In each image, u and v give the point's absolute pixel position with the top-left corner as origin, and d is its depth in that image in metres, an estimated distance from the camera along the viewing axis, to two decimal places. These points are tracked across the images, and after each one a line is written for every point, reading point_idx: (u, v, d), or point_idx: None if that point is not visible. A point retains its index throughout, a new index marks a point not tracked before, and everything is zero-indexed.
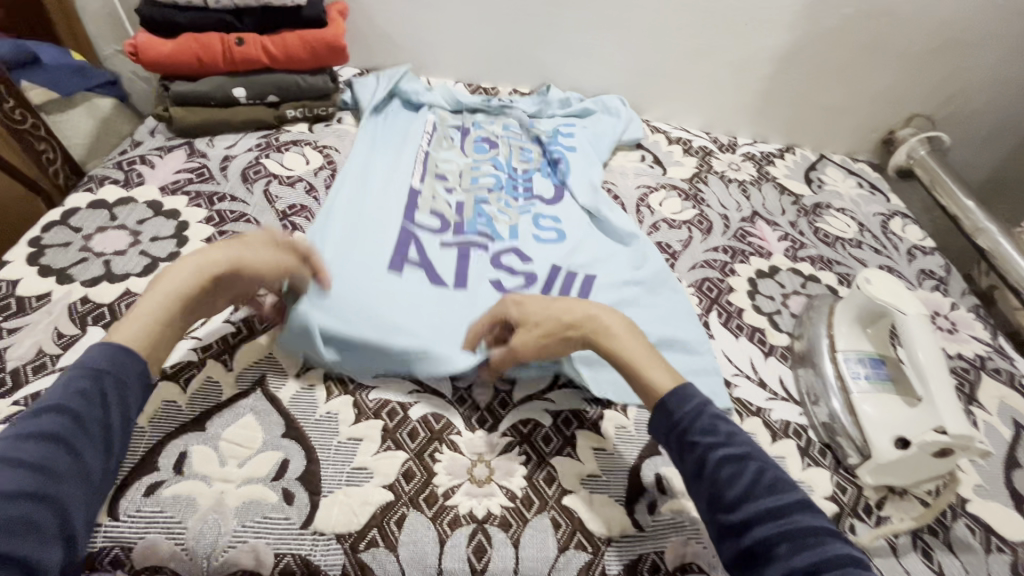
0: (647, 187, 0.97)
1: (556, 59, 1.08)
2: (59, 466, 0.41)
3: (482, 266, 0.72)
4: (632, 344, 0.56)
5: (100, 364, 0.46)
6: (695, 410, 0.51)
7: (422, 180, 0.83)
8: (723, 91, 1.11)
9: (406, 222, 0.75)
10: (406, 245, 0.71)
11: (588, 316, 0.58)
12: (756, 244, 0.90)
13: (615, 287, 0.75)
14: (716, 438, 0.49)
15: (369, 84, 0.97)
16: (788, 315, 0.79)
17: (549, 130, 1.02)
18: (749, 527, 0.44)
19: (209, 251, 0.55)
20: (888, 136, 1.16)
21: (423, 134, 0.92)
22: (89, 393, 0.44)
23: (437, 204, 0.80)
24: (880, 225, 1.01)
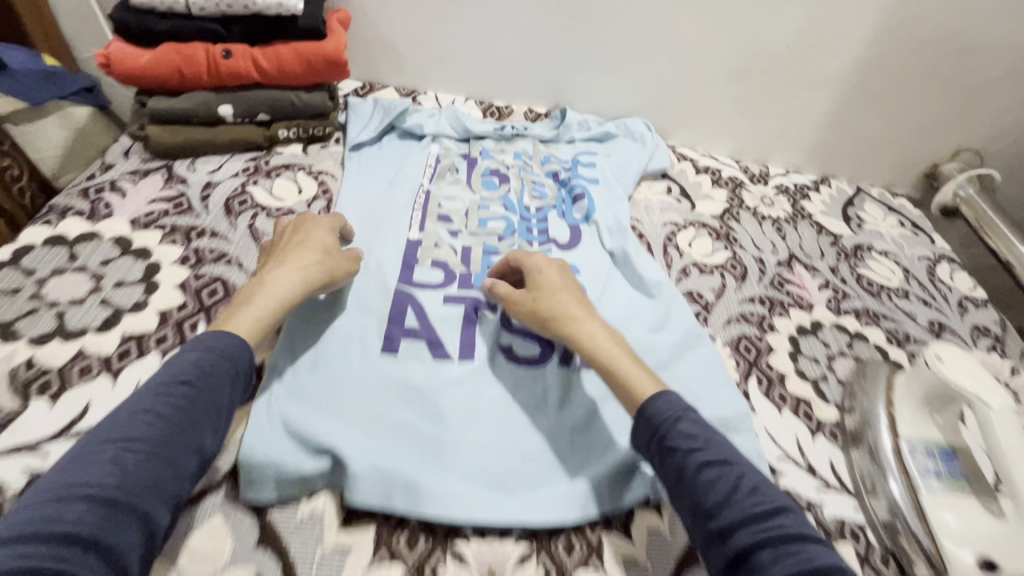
0: (675, 225, 0.88)
1: (577, 77, 0.99)
2: (185, 429, 0.43)
3: (488, 331, 0.66)
4: (612, 349, 0.56)
5: (217, 350, 0.48)
6: (673, 415, 0.49)
7: (423, 230, 0.76)
8: (758, 117, 1.02)
9: (403, 283, 0.68)
10: (404, 308, 0.65)
11: (567, 315, 0.59)
12: (795, 294, 0.81)
13: (642, 351, 0.67)
14: (697, 444, 0.47)
15: (366, 110, 0.89)
16: (834, 382, 0.70)
17: (567, 160, 0.93)
18: (733, 534, 0.42)
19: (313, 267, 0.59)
20: (932, 170, 1.07)
21: (424, 172, 0.85)
22: (211, 371, 0.46)
23: (439, 254, 0.73)
24: (927, 271, 0.92)
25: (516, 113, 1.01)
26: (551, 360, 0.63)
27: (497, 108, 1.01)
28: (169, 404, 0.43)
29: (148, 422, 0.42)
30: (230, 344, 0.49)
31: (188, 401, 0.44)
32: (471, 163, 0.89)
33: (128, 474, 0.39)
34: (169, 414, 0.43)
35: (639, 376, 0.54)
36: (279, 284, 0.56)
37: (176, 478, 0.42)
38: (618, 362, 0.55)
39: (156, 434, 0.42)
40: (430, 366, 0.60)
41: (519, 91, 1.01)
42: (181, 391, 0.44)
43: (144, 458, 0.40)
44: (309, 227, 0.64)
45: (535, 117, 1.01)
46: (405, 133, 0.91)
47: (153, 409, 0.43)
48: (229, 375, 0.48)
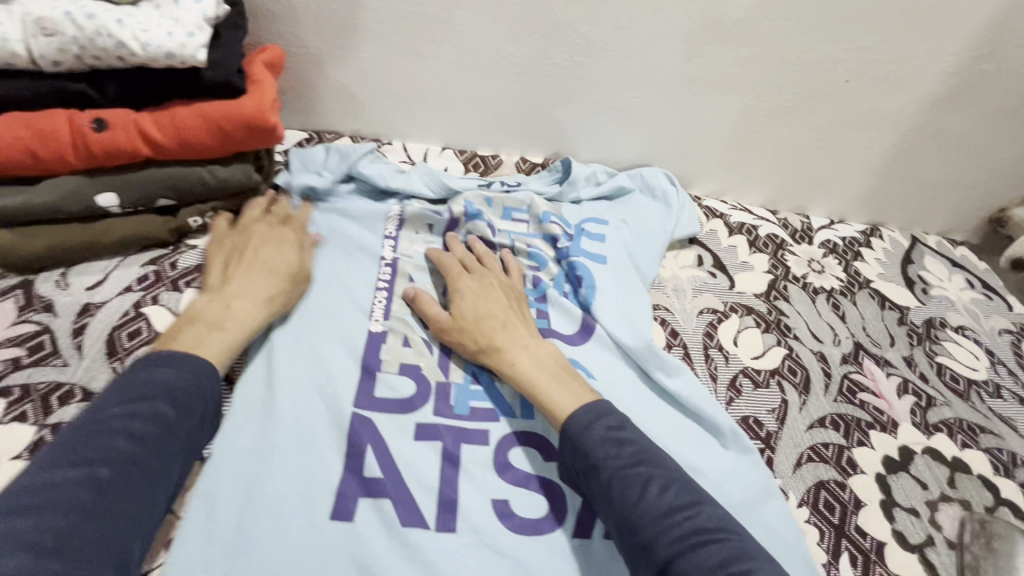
0: (715, 312, 0.70)
1: (580, 120, 0.79)
2: (162, 454, 0.41)
3: (474, 483, 0.49)
4: (535, 370, 0.53)
5: (180, 381, 0.44)
6: (592, 424, 0.47)
7: (386, 321, 0.59)
8: (798, 161, 0.84)
9: (359, 407, 0.52)
10: (361, 446, 0.49)
11: (491, 345, 0.55)
12: (872, 406, 0.64)
13: None
14: (612, 455, 0.45)
15: (319, 157, 0.71)
16: (944, 547, 0.53)
17: (571, 224, 0.72)
18: (656, 543, 0.41)
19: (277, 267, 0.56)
20: (998, 215, 0.90)
21: (383, 243, 0.66)
22: (177, 390, 0.44)
23: (409, 357, 0.56)
24: (1012, 350, 0.76)
25: (507, 164, 0.82)
26: (562, 526, 0.48)
27: (482, 158, 0.82)
28: (138, 426, 0.40)
29: (116, 446, 0.39)
30: (196, 369, 0.46)
31: (161, 424, 0.41)
32: (452, 225, 0.69)
33: (101, 499, 0.36)
34: (139, 437, 0.40)
35: (560, 394, 0.51)
36: (239, 314, 0.51)
37: (149, 507, 0.39)
38: (537, 387, 0.51)
39: (129, 458, 0.39)
40: (399, 548, 0.45)
41: (510, 137, 0.82)
42: (151, 411, 0.41)
43: (119, 486, 0.38)
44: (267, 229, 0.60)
45: (531, 168, 0.81)
46: (365, 187, 0.71)
47: (121, 432, 0.40)
48: (199, 399, 0.45)
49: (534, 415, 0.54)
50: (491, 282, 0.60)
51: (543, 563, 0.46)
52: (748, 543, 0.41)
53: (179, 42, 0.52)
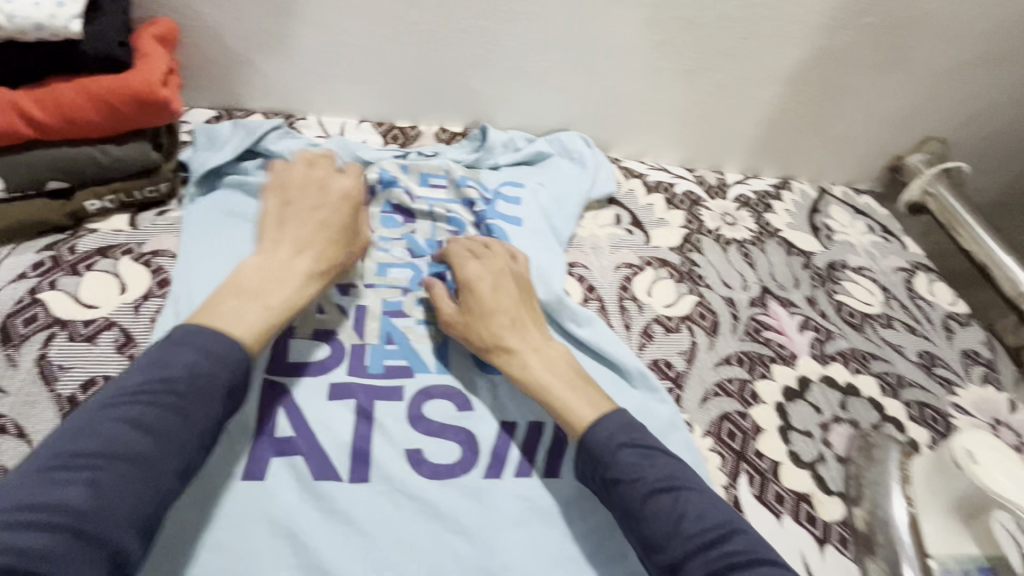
0: (631, 267, 0.73)
1: (495, 87, 0.80)
2: (170, 450, 0.40)
3: (387, 437, 0.51)
4: (545, 374, 0.53)
5: (202, 364, 0.43)
6: (614, 440, 0.48)
7: None
8: (708, 120, 0.87)
9: (270, 372, 0.52)
10: (272, 411, 0.50)
11: (499, 344, 0.54)
12: (775, 343, 0.69)
13: None
14: (642, 472, 0.46)
15: (225, 133, 0.70)
16: (834, 462, 0.58)
17: (488, 188, 0.73)
18: (685, 566, 0.42)
19: (317, 236, 0.55)
20: (896, 163, 0.96)
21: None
22: (196, 377, 0.42)
23: (323, 322, 0.57)
24: (905, 286, 0.82)
25: (426, 135, 0.82)
26: (474, 468, 0.50)
27: (401, 129, 0.82)
28: (151, 418, 0.40)
29: (126, 438, 0.39)
30: (222, 350, 0.44)
31: (175, 415, 0.41)
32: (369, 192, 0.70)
33: (99, 497, 0.37)
34: (149, 430, 0.39)
35: (576, 402, 0.51)
36: (284, 289, 0.50)
37: (151, 500, 0.39)
38: (551, 393, 0.51)
39: (136, 452, 0.39)
40: (313, 499, 0.47)
41: (427, 108, 0.82)
42: (164, 402, 0.41)
43: (121, 481, 0.38)
44: (322, 189, 0.58)
45: (450, 138, 0.82)
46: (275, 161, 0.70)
47: (135, 420, 0.39)
48: (225, 388, 0.43)
49: (449, 370, 0.56)
50: (504, 272, 0.59)
51: (455, 504, 0.48)
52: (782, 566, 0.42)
53: (49, 12, 0.50)
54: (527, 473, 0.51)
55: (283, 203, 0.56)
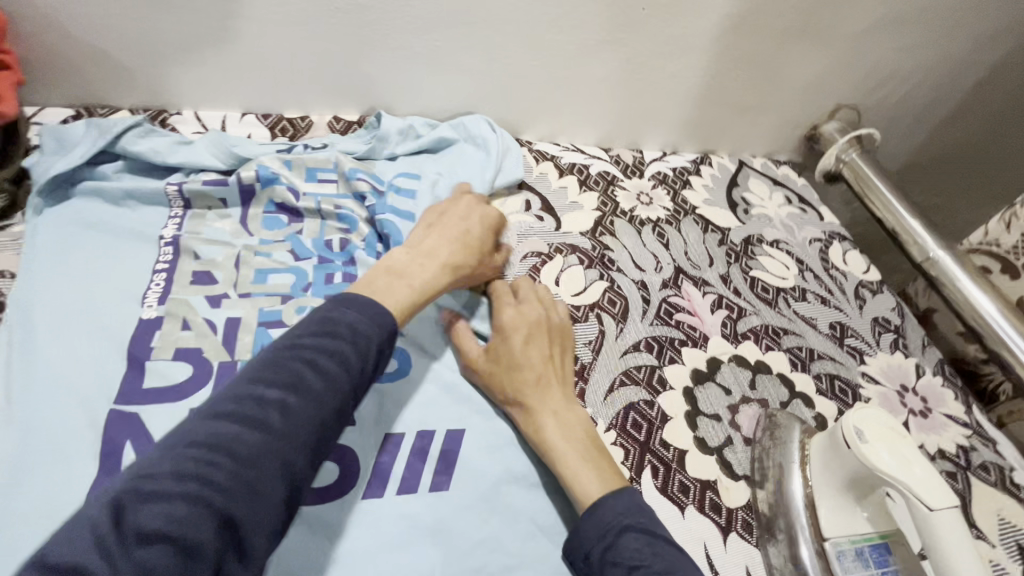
0: (539, 256, 0.70)
1: (387, 70, 0.74)
2: (337, 392, 0.40)
3: None
4: (566, 445, 0.50)
5: (362, 326, 0.44)
6: (621, 523, 0.44)
7: (162, 305, 0.54)
8: (621, 97, 0.84)
9: (121, 402, 0.47)
10: (120, 445, 0.45)
11: (517, 398, 0.52)
12: (686, 325, 0.67)
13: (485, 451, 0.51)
14: (642, 560, 0.41)
15: (77, 134, 0.62)
16: (741, 445, 0.57)
17: (383, 181, 0.69)
18: None
19: (463, 246, 0.58)
20: (812, 132, 0.96)
21: (167, 223, 0.61)
22: (356, 333, 0.43)
23: (187, 341, 0.52)
24: (820, 257, 0.82)
25: (318, 125, 0.76)
26: (354, 487, 0.47)
27: (290, 121, 0.76)
28: (327, 361, 0.41)
29: (307, 376, 0.39)
30: (376, 313, 0.45)
31: (341, 362, 0.41)
32: (248, 193, 0.63)
33: (289, 423, 0.37)
34: (325, 371, 0.40)
35: (587, 476, 0.48)
36: (426, 273, 0.53)
37: (319, 435, 0.39)
38: (554, 454, 0.49)
39: (313, 389, 0.39)
40: None
41: (316, 95, 0.75)
42: (337, 348, 0.41)
43: (304, 413, 0.38)
44: (463, 212, 0.61)
45: (345, 128, 0.77)
46: (140, 163, 0.63)
47: (309, 364, 0.40)
48: (376, 346, 0.44)
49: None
50: (538, 323, 0.57)
51: (329, 530, 0.45)
52: None
53: None
54: (412, 489, 0.48)
55: (436, 215, 0.61)
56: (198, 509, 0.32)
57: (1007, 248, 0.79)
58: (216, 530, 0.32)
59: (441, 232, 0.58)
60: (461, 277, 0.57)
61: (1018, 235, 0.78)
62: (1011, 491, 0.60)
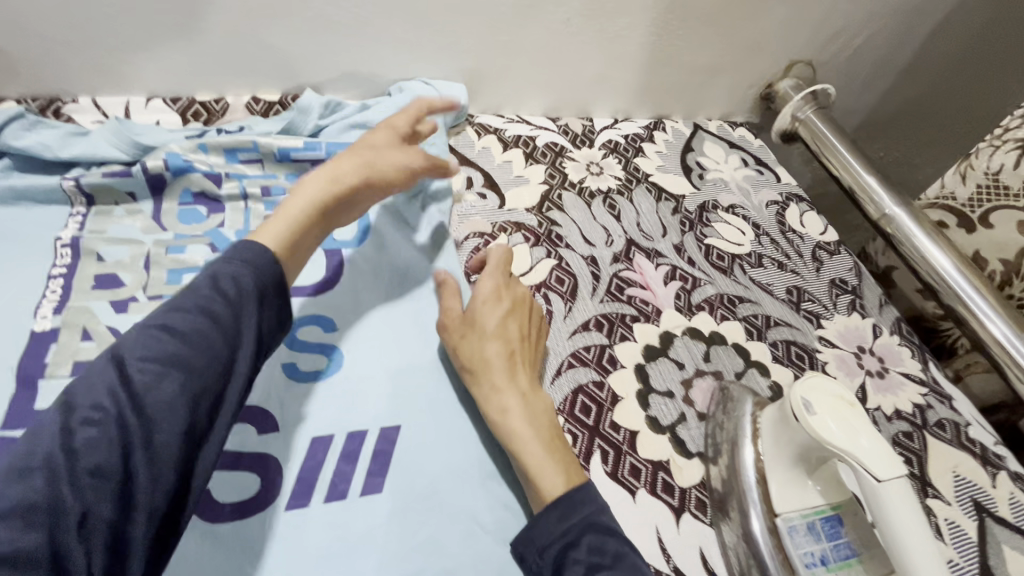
0: (482, 237, 0.66)
1: (304, 43, 0.67)
2: (201, 351, 0.37)
3: None
4: (527, 426, 0.47)
5: (226, 271, 0.40)
6: (583, 521, 0.41)
7: (57, 316, 0.48)
8: (565, 61, 0.79)
9: (8, 426, 0.43)
10: None
11: (484, 372, 0.49)
12: (638, 300, 0.64)
13: (422, 449, 0.48)
14: (601, 562, 0.39)
15: None
16: (695, 422, 0.55)
17: (318, 147, 0.64)
18: None
19: (343, 162, 0.53)
20: (768, 91, 0.92)
21: (67, 222, 0.55)
22: (218, 284, 0.40)
23: (88, 352, 0.47)
24: (777, 220, 0.79)
25: (236, 107, 0.70)
26: (275, 500, 0.43)
27: (203, 104, 0.69)
28: (185, 323, 0.38)
29: (163, 344, 0.37)
30: (253, 258, 0.42)
31: (204, 318, 0.38)
32: (158, 184, 0.58)
33: (145, 396, 0.35)
34: (182, 335, 0.37)
35: (547, 468, 0.44)
36: (303, 197, 0.50)
37: (190, 398, 0.36)
38: (513, 435, 0.46)
39: (165, 357, 0.36)
40: None
41: (229, 74, 0.69)
42: (199, 309, 0.38)
43: (164, 381, 0.36)
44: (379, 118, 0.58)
45: (266, 109, 0.70)
46: (29, 157, 0.57)
47: (166, 330, 0.37)
48: (248, 289, 0.41)
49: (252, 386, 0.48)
50: (520, 302, 0.54)
51: (252, 550, 0.41)
52: None
53: None
54: (341, 495, 0.44)
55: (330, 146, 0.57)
56: (38, 509, 0.31)
57: (962, 201, 0.78)
58: (64, 526, 0.31)
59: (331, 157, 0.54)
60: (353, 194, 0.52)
61: (971, 188, 0.76)
62: (966, 447, 0.59)
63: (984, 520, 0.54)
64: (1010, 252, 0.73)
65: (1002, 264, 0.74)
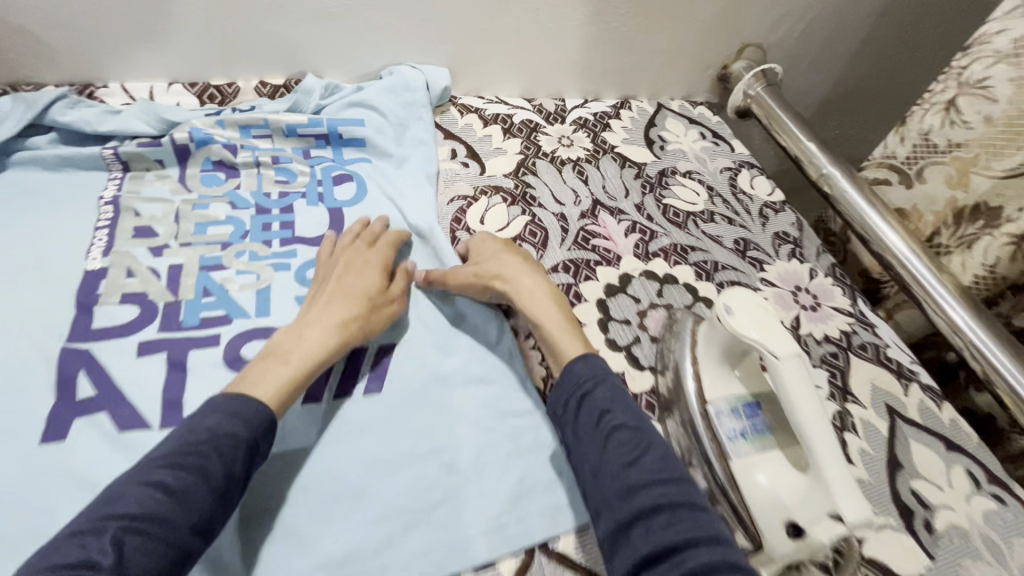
0: (464, 199, 0.75)
1: (305, 32, 0.77)
2: (192, 509, 0.39)
3: (201, 381, 0.51)
4: (549, 307, 0.58)
5: (225, 429, 0.43)
6: (597, 375, 0.51)
7: (105, 257, 0.57)
8: (536, 46, 0.88)
9: (72, 339, 0.51)
10: (73, 375, 0.49)
11: (503, 274, 0.60)
12: (602, 248, 0.73)
13: (415, 360, 0.57)
14: (612, 408, 0.49)
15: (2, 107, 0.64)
16: (648, 343, 0.64)
17: (321, 124, 0.73)
18: (635, 494, 0.44)
19: (341, 311, 0.55)
20: (723, 72, 1.02)
21: (107, 184, 0.64)
22: (210, 439, 0.42)
23: (132, 286, 0.56)
24: (729, 183, 0.89)
25: (246, 90, 0.79)
26: None
27: (217, 88, 0.78)
28: (179, 476, 0.40)
29: (154, 502, 0.38)
30: (249, 412, 0.45)
31: (199, 475, 0.40)
32: (183, 153, 0.67)
33: (126, 555, 0.36)
34: (175, 494, 0.39)
35: (566, 339, 0.55)
36: (305, 346, 0.52)
37: (168, 558, 0.37)
38: (538, 311, 0.57)
39: (155, 513, 0.38)
40: (118, 445, 0.46)
41: (239, 61, 0.78)
42: (196, 458, 0.41)
43: (147, 542, 0.37)
44: (354, 267, 0.59)
45: (273, 92, 0.79)
46: (72, 132, 0.66)
47: (158, 485, 0.39)
48: (245, 444, 0.43)
49: (270, 311, 0.57)
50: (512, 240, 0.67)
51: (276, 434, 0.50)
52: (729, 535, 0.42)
53: None
54: (348, 393, 0.54)
55: (320, 282, 0.59)
56: None
57: (901, 159, 0.81)
58: None
59: (325, 298, 0.56)
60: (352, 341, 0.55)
61: (908, 146, 0.79)
62: (884, 364, 0.69)
63: (896, 420, 0.64)
64: (939, 204, 0.76)
65: (934, 215, 0.78)
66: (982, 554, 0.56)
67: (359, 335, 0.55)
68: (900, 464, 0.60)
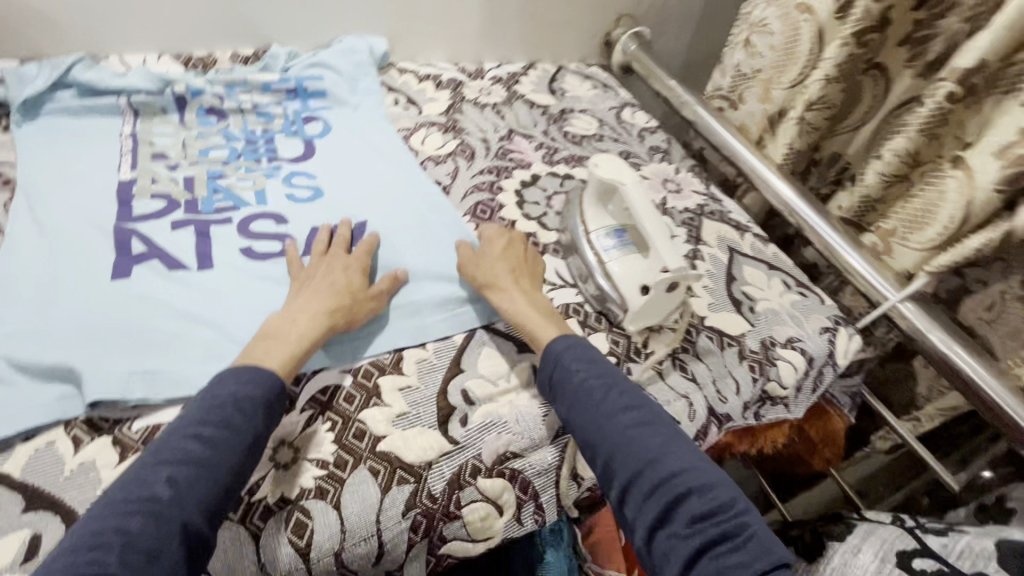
0: (407, 130, 0.97)
1: (268, 11, 0.97)
2: (229, 458, 0.47)
3: (222, 241, 0.70)
4: (529, 306, 0.65)
5: (242, 399, 0.50)
6: (564, 346, 0.60)
7: (133, 169, 0.75)
8: (455, 20, 1.12)
9: (120, 220, 0.69)
10: (127, 241, 0.67)
11: (492, 279, 0.68)
12: (516, 158, 0.96)
13: (382, 224, 0.77)
14: (585, 372, 0.58)
15: (30, 72, 0.80)
16: (553, 214, 0.88)
17: (289, 80, 0.93)
18: (609, 432, 0.53)
19: (326, 303, 0.61)
20: (607, 38, 1.29)
21: (123, 125, 0.81)
22: (232, 423, 0.48)
23: (158, 189, 0.74)
24: (615, 116, 1.15)
25: (221, 60, 0.97)
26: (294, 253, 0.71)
27: (199, 58, 0.96)
28: (213, 430, 0.47)
29: (195, 451, 0.46)
30: (264, 381, 0.52)
31: (229, 428, 0.48)
32: (181, 101, 0.85)
33: (178, 490, 0.43)
34: (210, 440, 0.47)
35: (544, 327, 0.63)
36: (297, 327, 0.58)
37: (217, 493, 0.45)
38: (522, 314, 0.64)
39: (202, 458, 0.46)
40: (169, 278, 0.64)
41: (215, 36, 0.97)
42: (227, 419, 0.48)
43: (194, 479, 0.44)
44: (336, 266, 0.65)
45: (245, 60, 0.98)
46: (88, 89, 0.83)
47: (197, 437, 0.47)
48: (263, 404, 0.51)
49: (268, 202, 0.76)
50: (515, 236, 0.74)
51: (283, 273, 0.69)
52: (692, 453, 0.52)
53: None
54: None
55: (304, 280, 0.64)
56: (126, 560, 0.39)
57: (725, 88, 1.09)
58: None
59: (309, 292, 0.62)
60: (339, 329, 0.61)
61: (729, 78, 1.07)
62: (726, 221, 0.95)
63: (734, 254, 0.89)
64: (751, 121, 1.06)
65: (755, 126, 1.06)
66: (785, 320, 0.81)
67: (347, 325, 0.61)
68: (734, 277, 0.85)
